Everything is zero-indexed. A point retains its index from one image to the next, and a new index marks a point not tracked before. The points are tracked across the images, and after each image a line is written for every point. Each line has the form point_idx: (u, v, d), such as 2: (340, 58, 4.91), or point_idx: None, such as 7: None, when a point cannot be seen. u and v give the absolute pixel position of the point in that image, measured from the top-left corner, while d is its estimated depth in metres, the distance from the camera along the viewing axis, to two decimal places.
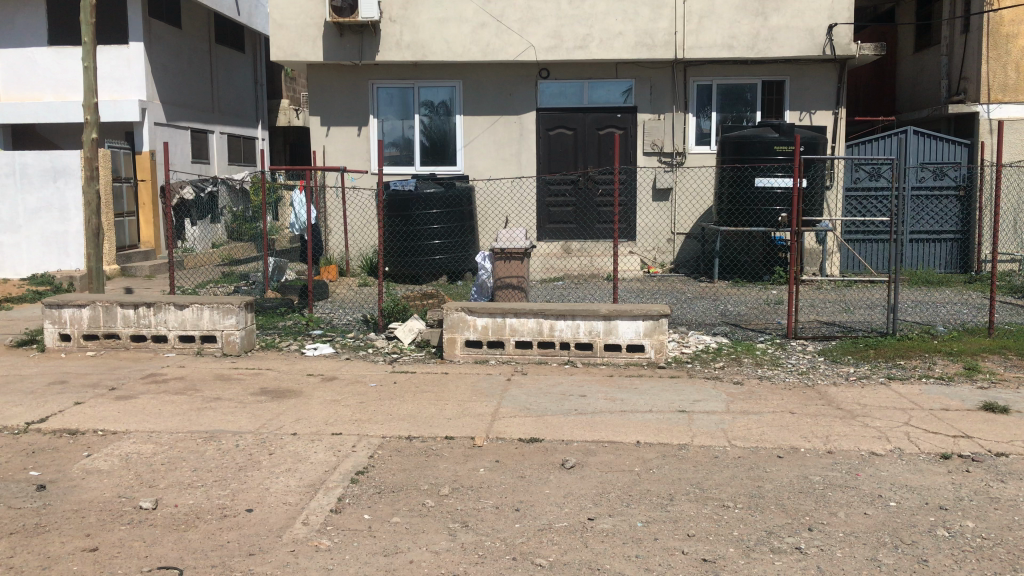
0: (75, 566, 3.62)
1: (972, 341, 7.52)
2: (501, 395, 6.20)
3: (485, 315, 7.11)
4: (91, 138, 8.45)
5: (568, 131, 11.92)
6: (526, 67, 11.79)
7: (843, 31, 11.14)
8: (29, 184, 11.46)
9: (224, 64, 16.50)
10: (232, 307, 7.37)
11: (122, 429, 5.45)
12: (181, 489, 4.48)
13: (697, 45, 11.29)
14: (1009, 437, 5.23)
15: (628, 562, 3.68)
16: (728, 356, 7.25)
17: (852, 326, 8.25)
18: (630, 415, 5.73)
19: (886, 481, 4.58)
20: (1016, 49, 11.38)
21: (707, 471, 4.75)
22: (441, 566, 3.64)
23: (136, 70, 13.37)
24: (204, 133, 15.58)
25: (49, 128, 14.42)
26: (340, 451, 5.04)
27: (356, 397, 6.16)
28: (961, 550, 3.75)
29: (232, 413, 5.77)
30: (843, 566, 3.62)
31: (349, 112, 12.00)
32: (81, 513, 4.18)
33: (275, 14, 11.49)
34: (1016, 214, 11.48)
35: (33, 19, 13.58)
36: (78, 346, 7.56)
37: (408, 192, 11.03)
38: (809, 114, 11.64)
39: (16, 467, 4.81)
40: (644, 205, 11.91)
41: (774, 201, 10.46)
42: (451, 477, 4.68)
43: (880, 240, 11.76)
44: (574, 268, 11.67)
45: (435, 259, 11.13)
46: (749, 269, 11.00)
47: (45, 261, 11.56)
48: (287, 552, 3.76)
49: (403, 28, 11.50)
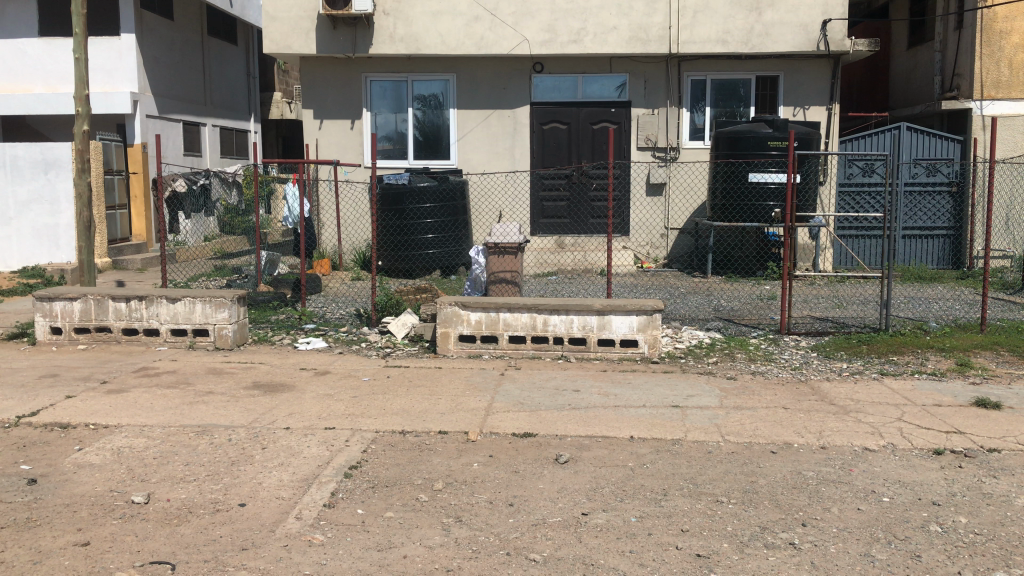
0: (67, 561, 3.60)
1: (965, 336, 7.54)
2: (496, 390, 6.19)
3: (478, 309, 7.10)
4: (83, 128, 8.32)
5: (562, 125, 11.91)
6: (520, 61, 11.74)
7: (838, 27, 11.13)
8: (19, 177, 11.38)
9: (216, 57, 16.38)
10: (225, 301, 7.29)
11: (114, 423, 5.42)
12: (172, 483, 4.46)
13: (692, 40, 11.28)
14: (1001, 433, 5.25)
15: (622, 557, 3.68)
16: (722, 352, 7.27)
17: (845, 322, 8.27)
18: (624, 410, 5.73)
19: (880, 477, 4.60)
20: (1009, 45, 11.32)
21: (701, 466, 4.75)
22: (435, 562, 3.63)
23: (128, 62, 13.28)
24: (196, 126, 15.44)
25: (40, 120, 14.29)
26: (333, 446, 5.02)
27: (349, 392, 6.14)
28: (954, 545, 3.77)
29: (224, 407, 5.74)
30: (838, 561, 3.63)
31: (343, 105, 11.96)
32: (72, 508, 4.15)
33: (268, 6, 11.46)
34: (1010, 210, 11.54)
35: (23, 10, 13.46)
36: (69, 339, 7.54)
37: (401, 185, 10.93)
38: (803, 109, 11.63)
39: (7, 461, 4.78)
40: (638, 200, 11.89)
41: (768, 197, 10.62)
42: (445, 472, 4.67)
43: (874, 236, 11.84)
44: (568, 263, 11.65)
45: (428, 253, 11.09)
46: (742, 265, 10.96)
47: (36, 253, 11.50)
48: (280, 546, 3.75)
49: (397, 21, 11.43)
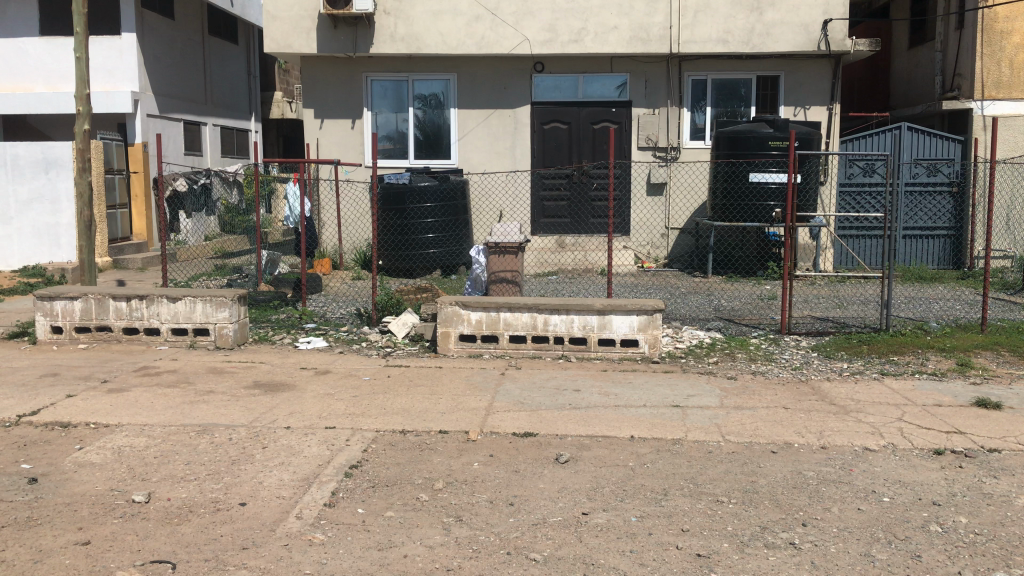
0: (68, 560, 3.60)
1: (965, 337, 7.54)
2: (496, 390, 6.19)
3: (478, 309, 7.10)
4: (84, 128, 8.33)
5: (563, 125, 11.92)
6: (521, 61, 11.74)
7: (838, 27, 11.12)
8: (20, 176, 11.38)
9: (216, 56, 16.38)
10: (225, 300, 7.29)
11: (115, 422, 5.43)
12: (173, 482, 4.47)
13: (692, 40, 11.28)
14: (1002, 433, 5.25)
15: (623, 557, 3.68)
16: (722, 352, 7.26)
17: (846, 322, 8.26)
18: (624, 410, 5.72)
19: (880, 477, 4.60)
20: (1010, 45, 11.32)
21: (701, 466, 4.75)
22: (436, 561, 3.63)
23: (129, 62, 13.28)
24: (196, 125, 15.44)
25: (40, 120, 14.29)
26: (334, 445, 5.02)
27: (350, 391, 6.14)
28: (955, 545, 3.77)
29: (225, 407, 5.75)
30: (838, 562, 3.62)
31: (344, 105, 11.96)
32: (72, 507, 4.15)
33: (269, 5, 11.46)
34: (1010, 210, 11.53)
35: (24, 9, 13.47)
36: (70, 338, 7.54)
37: (402, 185, 10.94)
38: (803, 109, 11.62)
39: (9, 460, 4.79)
40: (638, 199, 11.88)
41: (768, 197, 10.62)
42: (446, 471, 4.67)
43: (875, 236, 11.84)
44: (568, 262, 11.66)
45: (429, 252, 11.09)
46: (743, 264, 10.93)
47: (37, 252, 11.52)
48: (280, 546, 3.76)
49: (398, 21, 11.43)
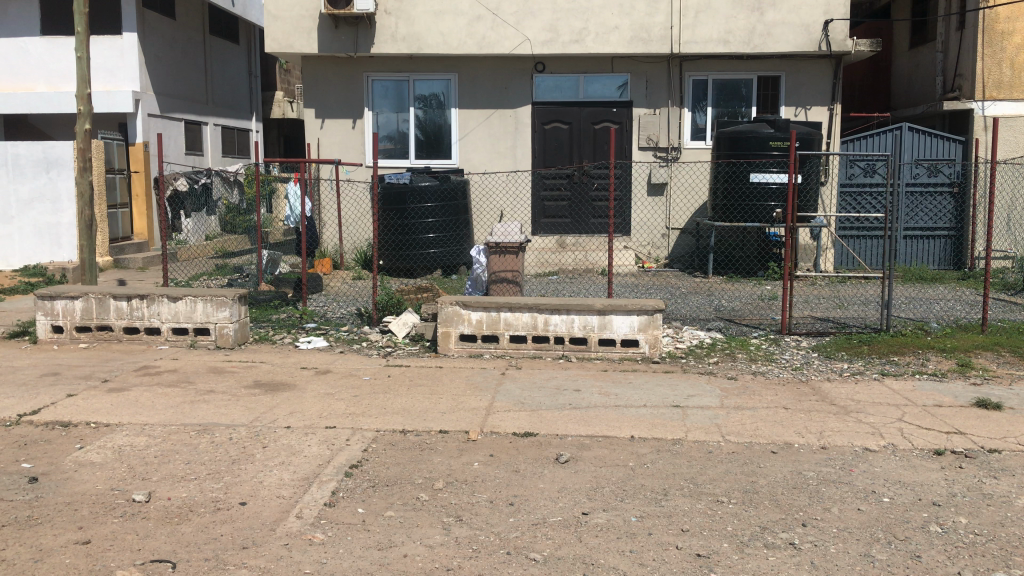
0: (68, 559, 3.60)
1: (965, 337, 7.54)
2: (496, 389, 6.20)
3: (479, 309, 7.10)
4: (84, 127, 8.30)
5: (563, 125, 11.91)
6: (522, 61, 11.74)
7: (839, 27, 11.12)
8: (21, 175, 11.40)
9: (217, 56, 16.38)
10: (226, 299, 7.30)
11: (116, 421, 5.44)
12: (174, 481, 4.47)
13: (692, 40, 11.29)
14: (1002, 433, 5.25)
15: (623, 557, 3.68)
16: (723, 352, 7.26)
17: (847, 322, 8.27)
18: (624, 410, 5.72)
19: (880, 477, 4.60)
20: (1011, 46, 11.31)
21: (701, 466, 4.75)
22: (435, 561, 3.63)
23: (130, 62, 13.28)
24: (197, 125, 15.43)
25: (40, 119, 14.30)
26: (333, 445, 5.02)
27: (350, 391, 6.15)
28: (954, 545, 3.77)
29: (226, 406, 5.76)
30: (838, 562, 3.63)
31: (345, 104, 11.96)
32: (73, 506, 4.16)
33: (269, 5, 11.45)
34: (1011, 211, 11.52)
35: (25, 8, 13.47)
36: (71, 337, 7.54)
37: (403, 184, 10.94)
38: (804, 109, 11.62)
39: (9, 459, 4.80)
40: (639, 200, 11.89)
41: (768, 197, 10.61)
42: (447, 470, 4.68)
43: (876, 236, 11.85)
44: (569, 262, 11.68)
45: (429, 252, 11.09)
46: (743, 265, 10.96)
47: (37, 251, 11.53)
48: (280, 545, 3.76)
49: (399, 21, 11.44)
